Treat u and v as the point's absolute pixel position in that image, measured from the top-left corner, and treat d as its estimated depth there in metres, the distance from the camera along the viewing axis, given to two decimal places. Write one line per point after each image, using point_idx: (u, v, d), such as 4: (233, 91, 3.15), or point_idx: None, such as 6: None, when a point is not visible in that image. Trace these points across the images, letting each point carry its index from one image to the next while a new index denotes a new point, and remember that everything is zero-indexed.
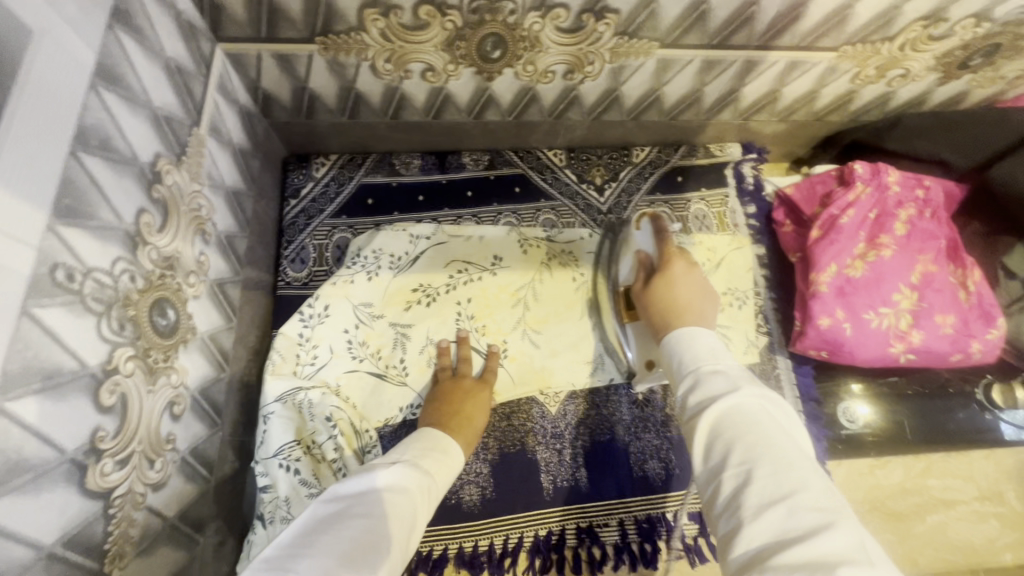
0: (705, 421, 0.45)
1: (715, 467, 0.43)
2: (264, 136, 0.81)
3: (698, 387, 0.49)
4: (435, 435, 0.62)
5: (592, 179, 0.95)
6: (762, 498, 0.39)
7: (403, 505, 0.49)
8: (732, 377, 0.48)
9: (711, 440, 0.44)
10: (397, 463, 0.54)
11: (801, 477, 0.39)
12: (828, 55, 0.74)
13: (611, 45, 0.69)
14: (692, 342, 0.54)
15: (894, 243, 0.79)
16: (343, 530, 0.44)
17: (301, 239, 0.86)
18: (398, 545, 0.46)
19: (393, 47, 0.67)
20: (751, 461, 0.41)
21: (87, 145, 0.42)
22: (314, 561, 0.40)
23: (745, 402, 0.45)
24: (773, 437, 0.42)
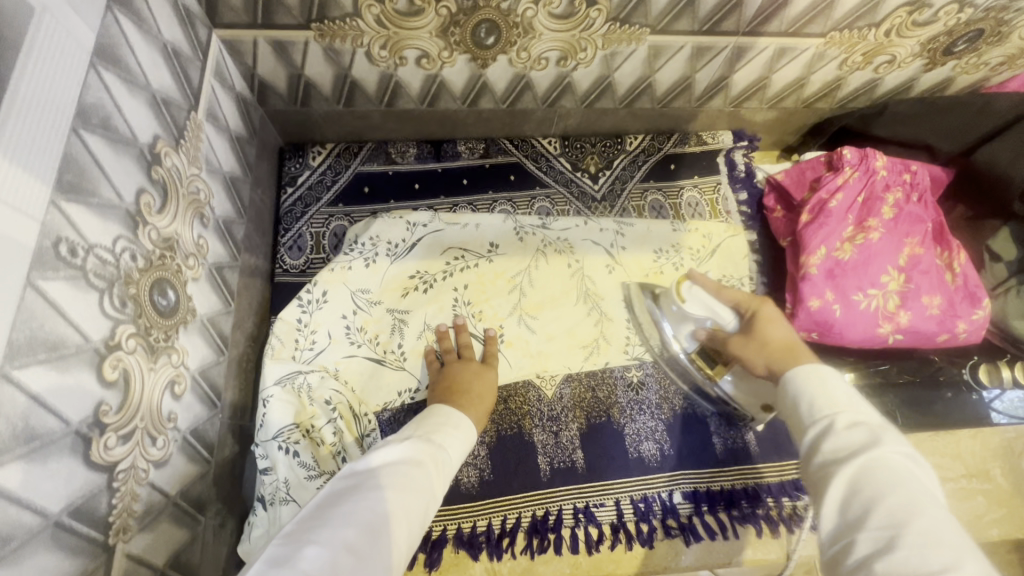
0: (845, 472, 0.44)
1: (850, 523, 0.41)
2: (260, 124, 0.81)
3: (832, 436, 0.48)
4: (444, 413, 0.64)
5: (586, 167, 0.96)
6: (905, 567, 0.36)
7: (417, 477, 0.51)
8: (871, 430, 0.47)
9: (850, 494, 0.43)
10: (410, 439, 0.56)
11: (953, 553, 0.36)
12: (816, 41, 0.75)
13: (603, 31, 0.70)
14: (814, 378, 0.55)
15: (882, 226, 0.81)
16: (361, 498, 0.46)
17: (298, 227, 0.87)
18: (412, 513, 0.48)
19: (388, 33, 0.68)
20: (899, 526, 0.39)
21: (88, 124, 0.43)
22: (334, 528, 0.42)
23: (887, 458, 0.44)
24: (918, 500, 0.40)
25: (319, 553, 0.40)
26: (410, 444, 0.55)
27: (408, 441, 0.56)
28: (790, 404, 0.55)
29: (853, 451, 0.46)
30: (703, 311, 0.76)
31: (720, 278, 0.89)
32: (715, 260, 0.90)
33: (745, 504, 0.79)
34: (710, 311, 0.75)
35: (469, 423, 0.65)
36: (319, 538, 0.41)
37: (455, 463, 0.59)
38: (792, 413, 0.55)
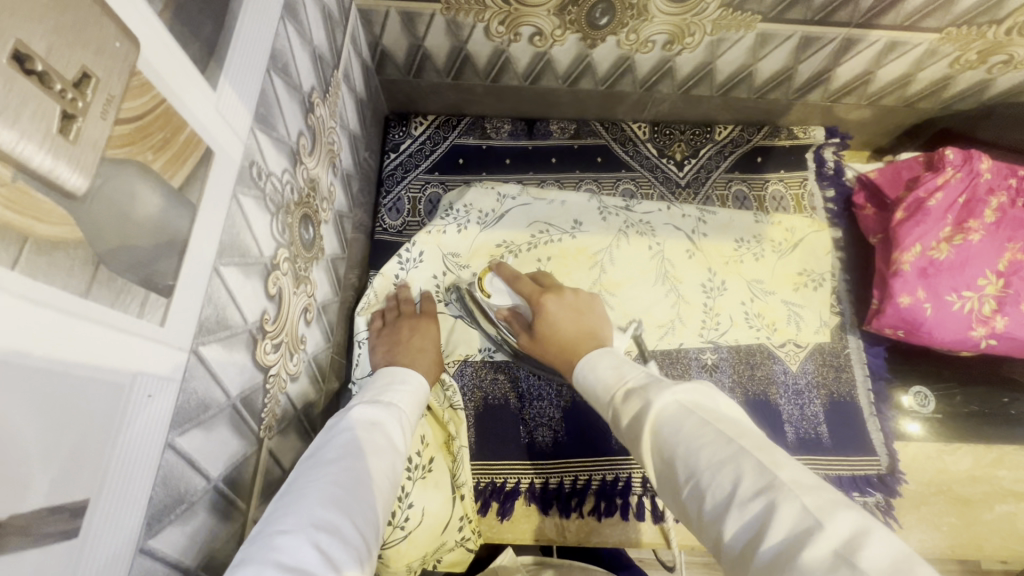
0: (645, 443, 0.47)
1: (673, 486, 0.44)
2: (375, 91, 0.88)
3: (623, 415, 0.51)
4: (391, 373, 0.66)
5: (673, 154, 0.98)
6: (718, 511, 0.38)
7: (375, 439, 0.53)
8: (642, 392, 0.50)
9: (656, 456, 0.46)
10: (360, 406, 0.57)
11: (732, 468, 0.39)
12: (930, 36, 0.75)
13: (714, 17, 0.72)
14: (597, 361, 0.59)
15: (983, 228, 0.79)
16: (319, 477, 0.47)
17: (397, 191, 0.93)
18: (376, 475, 0.50)
19: (510, 9, 0.73)
20: (692, 468, 0.41)
21: (276, 68, 0.49)
22: (299, 510, 0.43)
23: (662, 411, 0.47)
24: (696, 431, 0.43)
25: (287, 540, 0.39)
26: (358, 413, 0.56)
27: (359, 407, 0.57)
28: (591, 395, 0.58)
29: (640, 416, 0.48)
30: (506, 300, 0.75)
31: (801, 271, 0.90)
32: (798, 254, 0.91)
33: None
34: (514, 299, 0.75)
35: (415, 374, 0.67)
36: (287, 527, 0.41)
37: (409, 416, 0.61)
38: (591, 397, 0.58)
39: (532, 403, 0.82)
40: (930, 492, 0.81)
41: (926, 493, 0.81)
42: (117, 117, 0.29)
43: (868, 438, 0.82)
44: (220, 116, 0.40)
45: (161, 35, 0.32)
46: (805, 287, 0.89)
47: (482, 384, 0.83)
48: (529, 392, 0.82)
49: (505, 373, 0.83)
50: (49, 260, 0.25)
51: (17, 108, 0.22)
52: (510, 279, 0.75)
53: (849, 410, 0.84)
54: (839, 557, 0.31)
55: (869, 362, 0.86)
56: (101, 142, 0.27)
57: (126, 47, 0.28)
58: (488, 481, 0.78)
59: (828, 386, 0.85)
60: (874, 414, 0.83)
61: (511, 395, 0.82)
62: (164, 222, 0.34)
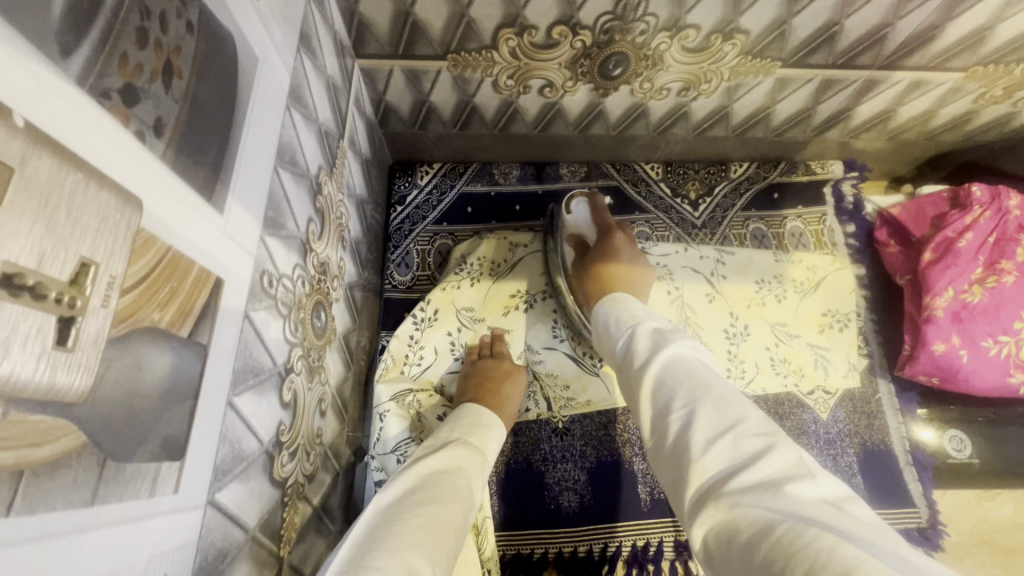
0: (653, 370, 0.50)
1: (662, 411, 0.46)
2: (379, 145, 0.85)
3: (636, 344, 0.54)
4: (477, 410, 0.68)
5: (687, 193, 0.95)
6: (710, 434, 0.41)
7: (457, 486, 0.55)
8: (663, 330, 0.54)
9: (656, 388, 0.48)
10: (448, 447, 0.60)
11: (743, 411, 0.42)
12: (955, 75, 0.72)
13: (733, 64, 0.70)
14: (622, 307, 0.62)
15: (1017, 269, 0.76)
16: (408, 518, 0.48)
17: (405, 245, 0.90)
18: (455, 522, 0.51)
19: (519, 64, 0.70)
20: (695, 399, 0.44)
21: (283, 162, 0.46)
22: (388, 552, 0.43)
23: (677, 352, 0.50)
24: (709, 377, 0.47)
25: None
26: (446, 452, 0.59)
27: (446, 449, 0.59)
28: (605, 330, 0.62)
29: (655, 351, 0.51)
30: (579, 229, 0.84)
31: (825, 312, 0.88)
32: (821, 294, 0.88)
33: None
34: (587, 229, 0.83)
35: (496, 416, 0.69)
36: (379, 564, 0.41)
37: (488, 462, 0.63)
38: (604, 337, 0.62)
39: (556, 465, 0.79)
40: (972, 543, 0.79)
41: (967, 544, 0.78)
42: (121, 292, 0.25)
43: (905, 489, 0.79)
44: (229, 239, 0.36)
45: (166, 180, 0.29)
46: (831, 329, 0.86)
47: (503, 448, 0.79)
48: (553, 453, 0.79)
49: (527, 435, 0.80)
50: (50, 487, 0.22)
51: (7, 338, 0.19)
52: (593, 210, 0.84)
53: (884, 458, 0.80)
54: (829, 500, 0.34)
55: (902, 408, 0.83)
56: (101, 335, 0.24)
57: (127, 215, 0.25)
58: (514, 552, 0.75)
59: (861, 435, 0.81)
60: (910, 463, 0.80)
61: (534, 457, 0.79)
62: (175, 379, 0.30)
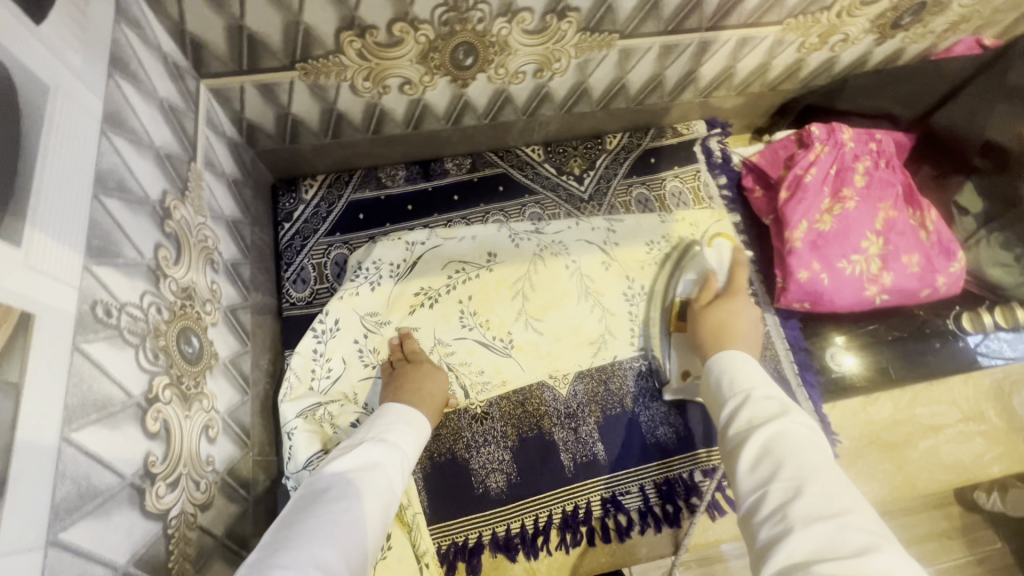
0: (759, 437, 0.54)
1: (762, 478, 0.51)
2: (252, 165, 0.83)
3: (751, 404, 0.59)
4: (397, 409, 0.69)
5: (571, 170, 0.99)
6: (812, 511, 0.46)
7: (375, 481, 0.57)
8: (782, 406, 0.58)
9: (761, 455, 0.53)
10: (367, 444, 0.61)
11: (851, 505, 0.46)
12: (774, 28, 0.79)
13: (575, 41, 0.74)
14: (739, 364, 0.66)
15: (856, 194, 0.85)
16: (317, 518, 0.51)
17: (299, 261, 0.88)
18: (374, 515, 0.54)
19: (371, 65, 0.71)
20: (802, 478, 0.49)
21: (106, 188, 0.45)
22: (296, 552, 0.47)
23: (790, 424, 0.54)
24: (824, 463, 0.50)
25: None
26: (364, 450, 0.60)
27: (366, 445, 0.61)
28: (716, 385, 0.66)
29: (767, 420, 0.56)
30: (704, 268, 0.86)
31: (712, 262, 0.94)
32: (705, 246, 0.95)
33: None
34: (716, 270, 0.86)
35: (419, 415, 0.70)
36: (285, 564, 0.45)
37: (411, 455, 0.65)
38: (715, 391, 0.66)
39: (480, 450, 0.80)
40: (862, 445, 0.87)
41: (858, 447, 0.86)
42: None
43: (800, 409, 0.86)
44: (38, 273, 0.35)
45: None
46: None
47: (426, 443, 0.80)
48: (475, 440, 0.81)
49: (447, 427, 0.81)
50: None
51: None
52: (733, 259, 0.86)
53: (778, 385, 0.87)
54: None
55: (786, 336, 0.90)
56: None
57: None
58: (449, 542, 0.76)
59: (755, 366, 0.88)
60: (801, 384, 0.87)
61: (456, 447, 0.80)
62: None
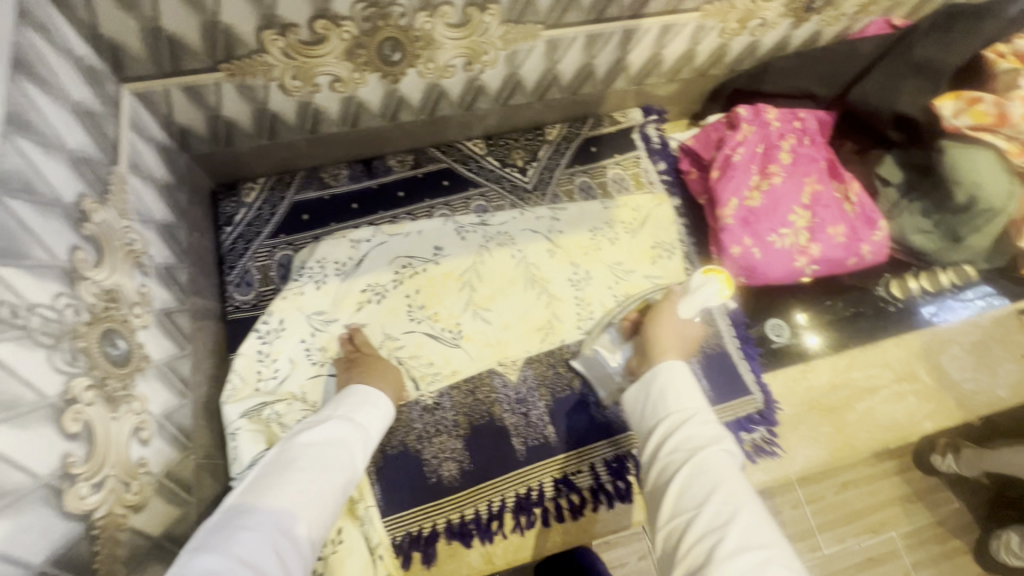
0: (698, 463, 0.58)
1: (695, 501, 0.56)
2: (187, 169, 0.82)
3: (684, 431, 0.63)
4: (365, 392, 0.73)
5: (514, 162, 1.00)
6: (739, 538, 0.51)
7: (340, 456, 0.61)
8: (717, 433, 0.62)
9: (696, 478, 0.58)
10: (334, 422, 0.65)
11: (770, 534, 0.52)
12: (693, 15, 0.82)
13: (500, 33, 0.75)
14: (677, 382, 0.69)
15: (782, 171, 0.89)
16: (282, 483, 0.55)
17: (243, 264, 0.87)
18: (336, 488, 0.58)
19: (297, 63, 0.71)
20: (732, 507, 0.54)
21: (9, 190, 0.45)
22: (262, 517, 0.50)
23: (716, 454, 0.59)
24: (748, 493, 0.56)
25: (248, 538, 0.48)
26: (332, 428, 0.64)
27: (334, 423, 0.65)
28: (656, 398, 0.69)
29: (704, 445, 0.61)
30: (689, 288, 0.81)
31: (654, 245, 0.97)
32: (647, 230, 0.98)
33: None
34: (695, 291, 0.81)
35: (387, 400, 0.74)
36: (249, 525, 0.49)
37: (375, 435, 0.69)
38: (653, 400, 0.70)
39: (432, 441, 0.81)
40: (804, 411, 0.90)
41: (800, 413, 0.90)
42: None
43: (742, 380, 0.89)
44: None
45: None
46: (661, 258, 0.96)
47: None
48: (427, 430, 0.82)
49: (398, 419, 0.82)
50: None
51: None
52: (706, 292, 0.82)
53: (721, 358, 0.90)
54: None
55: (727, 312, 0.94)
56: None
57: None
58: (404, 533, 0.76)
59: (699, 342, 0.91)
60: (742, 357, 0.91)
61: (408, 439, 0.81)
62: None
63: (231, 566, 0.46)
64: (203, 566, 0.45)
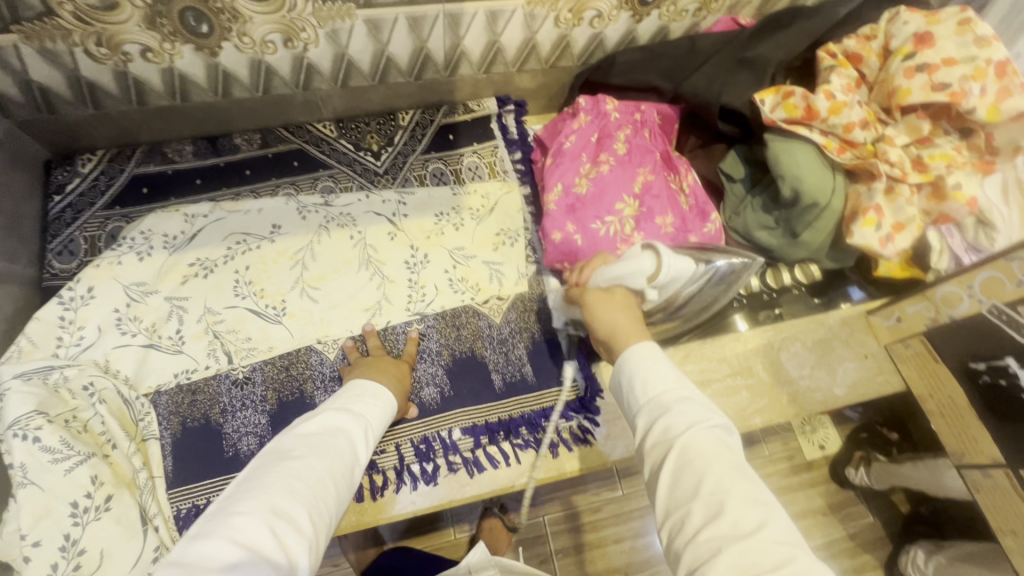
0: (674, 452, 0.51)
1: (683, 493, 0.50)
2: (7, 136, 0.83)
3: (667, 411, 0.55)
4: (362, 385, 0.72)
5: (368, 146, 1.00)
6: (736, 534, 0.45)
7: (339, 442, 0.60)
8: (698, 406, 0.55)
9: (681, 469, 0.50)
10: (328, 412, 0.64)
11: (767, 515, 0.46)
12: (518, 2, 0.83)
13: (310, 10, 0.76)
14: (643, 363, 0.60)
15: (613, 160, 0.89)
16: (282, 469, 0.53)
17: (68, 232, 0.87)
18: (338, 472, 0.57)
19: (96, 29, 0.72)
20: (722, 496, 0.47)
21: None
22: (259, 497, 0.49)
23: (701, 438, 0.52)
24: (735, 471, 0.49)
25: (244, 518, 0.47)
26: (327, 417, 0.63)
27: (331, 412, 0.64)
28: (621, 383, 0.62)
29: (680, 431, 0.53)
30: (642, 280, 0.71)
31: (500, 232, 0.97)
32: (494, 217, 0.98)
33: (523, 432, 0.84)
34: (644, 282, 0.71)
35: (385, 390, 0.73)
36: (246, 508, 0.48)
37: (374, 426, 0.68)
38: (622, 385, 0.61)
39: (235, 415, 0.80)
40: None
41: None
42: None
43: (568, 369, 0.88)
44: None
45: None
46: (504, 245, 0.96)
47: (179, 409, 0.80)
48: (232, 405, 0.81)
49: (204, 393, 0.81)
50: None
51: None
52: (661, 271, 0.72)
53: (549, 346, 0.90)
54: None
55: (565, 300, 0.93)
56: None
57: None
58: (188, 505, 0.76)
59: (530, 329, 0.91)
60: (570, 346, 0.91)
61: (212, 412, 0.80)
62: None
63: (226, 548, 0.44)
64: (201, 551, 0.44)
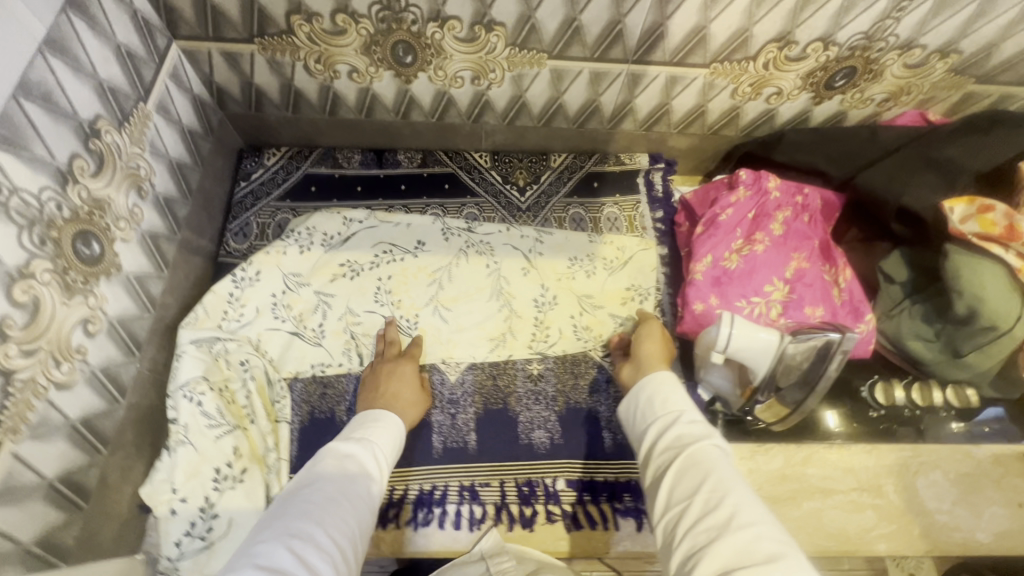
0: (678, 459, 0.54)
1: (683, 493, 0.51)
2: (218, 126, 0.94)
3: (676, 427, 0.59)
4: (367, 416, 0.72)
5: (515, 181, 1.04)
6: (733, 526, 0.46)
7: (347, 467, 0.60)
8: (705, 424, 0.58)
9: (683, 475, 0.53)
10: (333, 444, 0.64)
11: (763, 515, 0.47)
12: (702, 71, 0.84)
13: (505, 55, 0.81)
14: (663, 388, 0.65)
15: (768, 240, 0.87)
16: (293, 500, 0.54)
17: (245, 217, 0.97)
18: (350, 492, 0.57)
19: (320, 48, 0.80)
20: (722, 493, 0.49)
21: (30, 95, 0.55)
22: (274, 527, 0.50)
23: (707, 446, 0.54)
24: (735, 477, 0.51)
25: (263, 546, 0.48)
26: (331, 447, 0.63)
27: (332, 444, 0.64)
28: (636, 408, 0.66)
29: (689, 441, 0.56)
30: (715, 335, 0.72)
31: (630, 287, 0.96)
32: (627, 271, 0.97)
33: (627, 498, 0.81)
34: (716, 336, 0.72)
35: (389, 416, 0.72)
36: (263, 538, 0.50)
37: (385, 448, 0.67)
38: (637, 410, 0.65)
39: None
40: None
41: None
42: None
43: None
44: None
45: None
46: (631, 302, 0.95)
47: (311, 399, 0.84)
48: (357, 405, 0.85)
49: (334, 388, 0.86)
50: None
51: None
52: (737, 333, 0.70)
53: None
54: None
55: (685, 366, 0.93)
56: None
57: None
58: None
59: None
60: None
61: (338, 408, 0.84)
62: None
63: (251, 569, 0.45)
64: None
